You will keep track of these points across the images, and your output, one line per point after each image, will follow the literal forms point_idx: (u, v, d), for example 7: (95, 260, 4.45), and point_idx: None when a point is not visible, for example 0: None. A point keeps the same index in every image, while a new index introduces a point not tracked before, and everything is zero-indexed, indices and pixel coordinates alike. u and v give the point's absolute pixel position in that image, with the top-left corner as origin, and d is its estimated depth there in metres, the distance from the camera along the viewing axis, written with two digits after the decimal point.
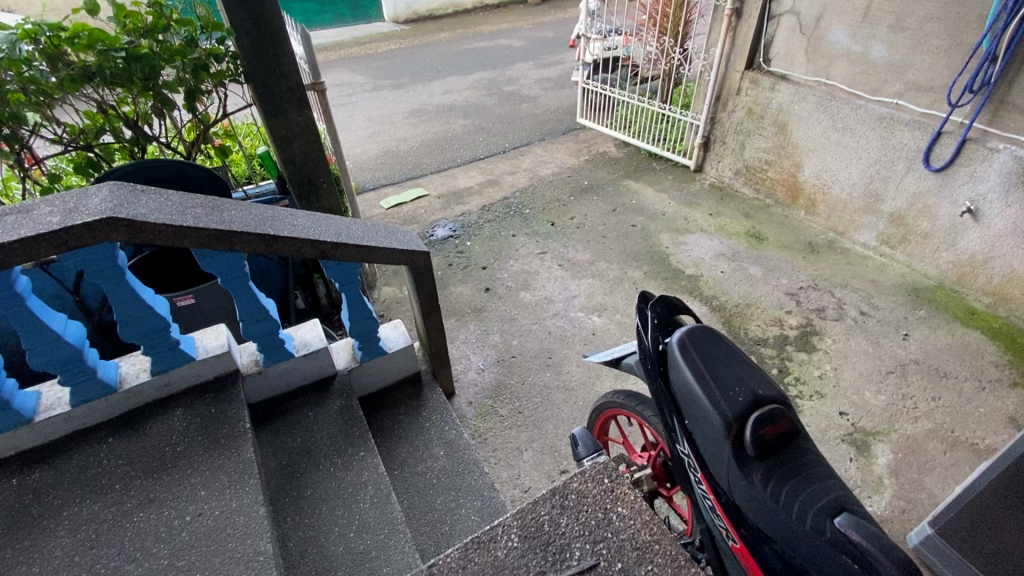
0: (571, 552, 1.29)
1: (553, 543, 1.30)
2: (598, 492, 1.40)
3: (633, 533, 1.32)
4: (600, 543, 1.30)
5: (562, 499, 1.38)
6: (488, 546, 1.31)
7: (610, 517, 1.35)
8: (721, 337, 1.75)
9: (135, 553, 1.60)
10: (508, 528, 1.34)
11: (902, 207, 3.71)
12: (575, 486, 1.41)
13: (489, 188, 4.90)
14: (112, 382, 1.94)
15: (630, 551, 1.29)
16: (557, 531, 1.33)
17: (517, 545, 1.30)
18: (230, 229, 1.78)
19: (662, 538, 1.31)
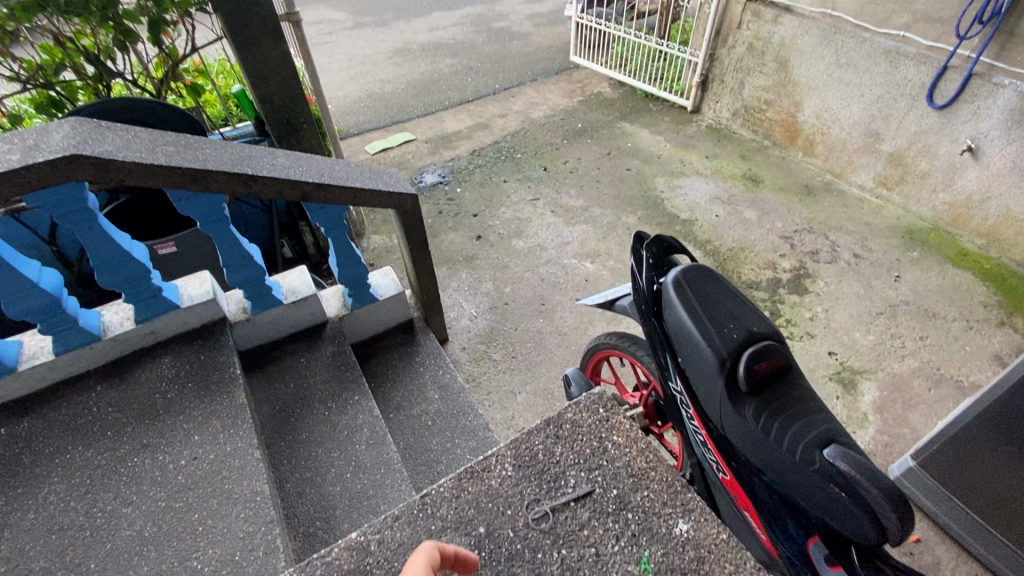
0: (566, 480, 1.31)
1: (548, 471, 1.32)
2: (592, 422, 1.41)
3: (628, 460, 1.33)
4: (595, 470, 1.32)
5: (557, 429, 1.40)
6: (481, 475, 1.32)
7: (606, 445, 1.36)
8: (717, 276, 1.71)
9: (131, 497, 1.61)
10: (502, 458, 1.35)
11: (902, 146, 3.62)
12: (570, 416, 1.42)
13: (478, 132, 4.73)
14: (95, 330, 1.89)
15: (625, 478, 1.30)
16: (552, 459, 1.34)
17: (512, 474, 1.31)
18: (204, 168, 1.69)
19: (658, 466, 1.32)
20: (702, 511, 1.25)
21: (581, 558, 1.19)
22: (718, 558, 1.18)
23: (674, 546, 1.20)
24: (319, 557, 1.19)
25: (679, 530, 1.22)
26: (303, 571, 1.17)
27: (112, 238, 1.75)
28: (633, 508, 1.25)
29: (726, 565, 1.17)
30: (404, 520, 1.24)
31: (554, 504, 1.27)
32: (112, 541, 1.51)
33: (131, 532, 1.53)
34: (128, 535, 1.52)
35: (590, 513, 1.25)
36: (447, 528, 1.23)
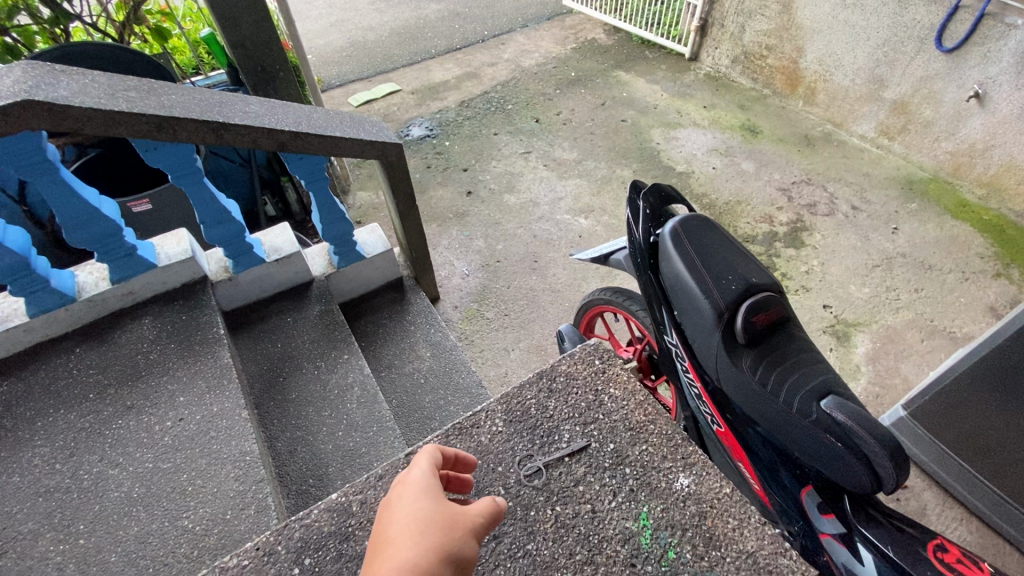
0: (560, 434, 1.29)
1: (541, 426, 1.30)
2: (588, 374, 1.40)
3: (626, 413, 1.31)
4: (590, 425, 1.30)
5: (550, 382, 1.38)
6: (471, 431, 1.31)
7: (602, 398, 1.34)
8: (716, 226, 1.64)
9: (118, 458, 1.58)
10: (492, 413, 1.34)
11: (906, 94, 3.50)
12: (564, 368, 1.41)
13: (467, 82, 4.52)
14: (69, 291, 1.81)
15: (623, 432, 1.28)
16: (545, 414, 1.32)
17: (503, 429, 1.30)
18: (170, 115, 1.57)
19: (658, 418, 1.30)
20: (704, 465, 1.23)
21: (577, 514, 1.17)
22: (721, 512, 1.16)
23: (674, 501, 1.18)
24: (298, 520, 1.18)
25: (680, 484, 1.20)
26: (282, 533, 1.16)
27: (79, 193, 1.64)
28: (630, 463, 1.24)
29: (729, 519, 1.15)
30: (388, 479, 1.22)
31: (548, 459, 1.25)
32: (101, 502, 1.49)
33: (120, 494, 1.50)
34: (117, 497, 1.50)
35: (586, 469, 1.23)
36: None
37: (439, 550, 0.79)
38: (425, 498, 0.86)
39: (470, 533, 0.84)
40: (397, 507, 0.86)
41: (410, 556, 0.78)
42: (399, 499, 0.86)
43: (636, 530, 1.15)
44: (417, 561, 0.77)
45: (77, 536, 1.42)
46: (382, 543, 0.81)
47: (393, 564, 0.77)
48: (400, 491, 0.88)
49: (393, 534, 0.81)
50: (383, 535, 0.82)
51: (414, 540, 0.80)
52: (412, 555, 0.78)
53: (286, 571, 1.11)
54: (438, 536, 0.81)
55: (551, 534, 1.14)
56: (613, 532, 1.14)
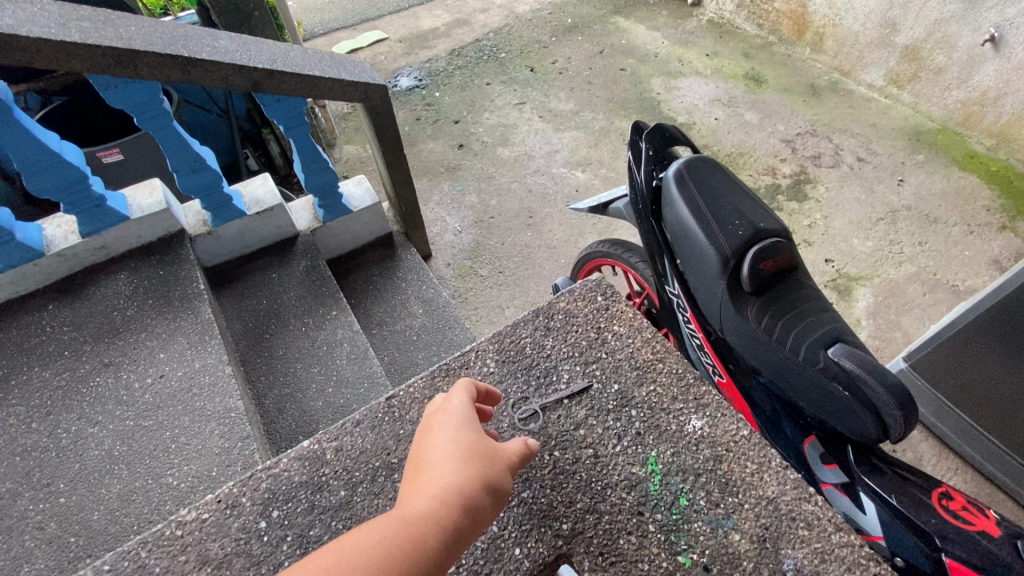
0: (559, 374, 1.26)
1: (538, 366, 1.27)
2: (590, 311, 1.36)
3: (632, 351, 1.28)
4: (592, 364, 1.27)
5: (547, 321, 1.35)
6: (459, 373, 1.28)
7: (605, 336, 1.31)
8: (723, 168, 1.55)
9: (97, 416, 1.52)
10: (483, 353, 1.31)
11: (919, 38, 3.31)
12: (563, 306, 1.38)
13: (458, 29, 4.28)
14: (36, 245, 1.70)
15: (629, 371, 1.25)
16: (542, 354, 1.29)
17: (494, 369, 1.28)
18: (129, 47, 1.42)
19: (666, 357, 1.26)
20: (718, 407, 1.19)
21: (577, 460, 1.13)
22: (738, 456, 1.12)
23: (685, 444, 1.14)
24: (265, 470, 1.15)
25: (691, 427, 1.16)
26: (246, 484, 1.13)
27: (40, 137, 1.51)
28: (636, 404, 1.20)
29: (747, 463, 1.11)
30: (365, 425, 1.21)
31: (545, 401, 1.22)
32: (81, 461, 1.44)
33: (100, 452, 1.45)
34: (97, 455, 1.45)
35: (587, 412, 1.20)
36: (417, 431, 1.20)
37: (480, 478, 0.83)
38: (466, 429, 0.89)
39: (507, 466, 0.88)
40: (437, 433, 0.89)
41: (452, 481, 0.81)
42: (440, 426, 0.89)
43: (644, 476, 1.11)
44: (458, 486, 0.81)
45: (58, 495, 1.38)
46: (423, 466, 0.85)
47: (436, 486, 0.80)
48: (440, 420, 0.90)
49: (437, 457, 0.85)
50: (425, 458, 0.85)
51: (456, 467, 0.83)
52: (455, 480, 0.81)
53: (252, 525, 1.09)
54: (480, 466, 0.85)
55: (549, 481, 1.11)
56: (618, 479, 1.11)
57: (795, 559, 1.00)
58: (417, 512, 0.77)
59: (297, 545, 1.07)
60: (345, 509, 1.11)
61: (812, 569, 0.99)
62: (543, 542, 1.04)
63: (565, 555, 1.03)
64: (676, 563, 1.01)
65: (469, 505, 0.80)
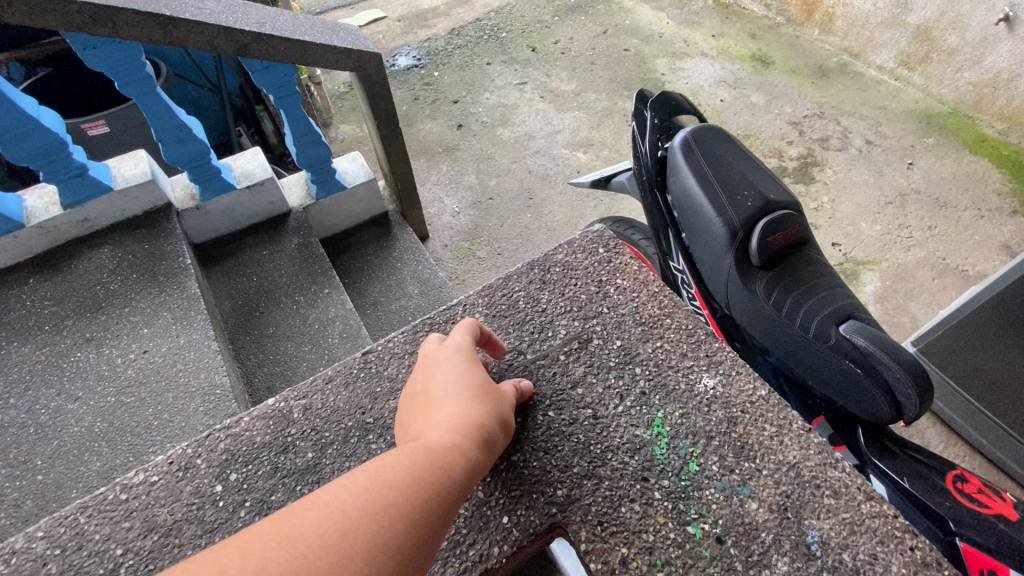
0: (556, 330, 1.21)
1: (534, 321, 1.23)
2: (591, 264, 1.32)
3: (636, 307, 1.23)
4: (592, 320, 1.22)
5: (543, 275, 1.31)
6: (445, 328, 1.24)
7: (607, 290, 1.26)
8: (731, 138, 1.48)
9: (77, 392, 1.46)
10: (472, 307, 1.27)
11: (931, 18, 3.21)
12: (561, 259, 1.33)
13: (458, 8, 4.17)
14: (16, 216, 1.64)
15: (633, 327, 1.20)
16: (537, 309, 1.25)
17: (484, 323, 1.24)
18: (107, 4, 1.35)
19: (674, 313, 1.21)
20: (732, 366, 1.14)
21: (575, 422, 1.08)
22: (754, 419, 1.07)
23: (696, 405, 1.09)
24: (225, 429, 1.10)
25: (703, 386, 1.11)
26: (202, 445, 1.09)
27: (17, 101, 1.44)
28: (641, 362, 1.15)
29: (765, 427, 1.06)
30: (336, 383, 1.16)
31: (540, 357, 1.17)
32: (59, 438, 1.38)
33: (80, 429, 1.40)
34: (77, 432, 1.39)
35: (586, 369, 1.15)
36: (395, 389, 1.15)
37: (493, 411, 0.85)
38: (473, 367, 0.91)
39: (511, 405, 0.92)
40: (445, 369, 0.89)
41: (471, 415, 0.83)
42: (448, 363, 0.90)
43: (649, 439, 1.06)
44: (477, 417, 0.82)
45: (35, 472, 1.33)
46: (436, 400, 0.85)
47: (454, 418, 0.81)
48: (448, 358, 0.91)
49: (451, 390, 0.86)
50: (438, 393, 0.86)
51: (471, 402, 0.84)
52: (474, 413, 0.83)
53: (207, 489, 1.04)
54: (492, 402, 0.87)
55: (543, 445, 1.05)
56: (620, 441, 1.05)
57: (820, 530, 0.95)
58: (441, 441, 0.77)
59: (257, 510, 1.01)
60: (316, 474, 1.05)
61: (839, 541, 0.93)
62: (535, 510, 0.99)
63: (560, 524, 0.98)
64: (686, 534, 0.95)
65: (487, 434, 0.82)
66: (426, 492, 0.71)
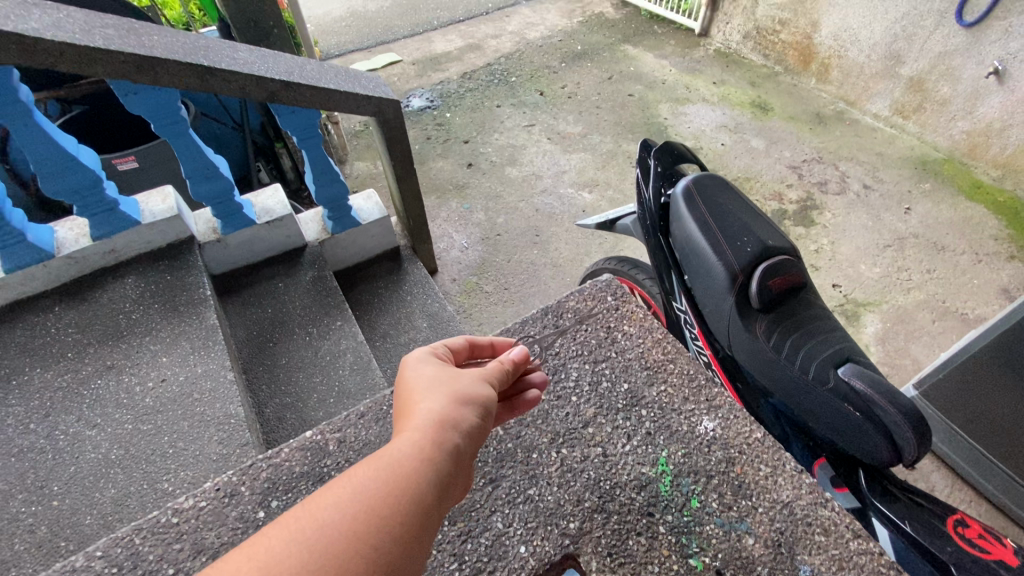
0: (567, 372, 1.26)
1: (547, 363, 1.28)
2: (600, 311, 1.37)
3: (641, 352, 1.28)
4: (600, 363, 1.27)
5: (556, 319, 1.36)
6: None
7: (614, 335, 1.31)
8: (731, 186, 1.56)
9: (96, 419, 1.50)
10: None
11: (923, 70, 3.36)
12: (572, 305, 1.39)
13: (470, 53, 4.38)
14: (47, 247, 1.72)
15: (639, 371, 1.25)
16: (550, 352, 1.30)
17: None
18: (151, 55, 1.46)
19: (677, 358, 1.26)
20: (731, 410, 1.18)
21: (585, 459, 1.12)
22: (751, 459, 1.10)
23: (697, 446, 1.13)
24: (267, 459, 1.14)
25: (703, 428, 1.15)
26: (246, 473, 1.12)
27: (58, 140, 1.53)
28: (645, 404, 1.19)
29: (760, 467, 1.09)
30: (369, 419, 1.21)
31: (553, 397, 1.22)
32: (76, 464, 1.41)
33: (96, 455, 1.43)
34: (93, 458, 1.43)
35: (595, 410, 1.19)
36: None
37: (453, 398, 0.81)
38: (433, 367, 0.88)
39: (483, 384, 0.86)
40: (406, 378, 0.87)
41: (431, 411, 0.78)
42: (410, 370, 0.87)
43: (655, 476, 1.09)
44: (434, 410, 0.78)
45: (51, 498, 1.36)
46: (399, 407, 0.83)
47: (415, 420, 0.77)
48: (410, 363, 0.89)
49: (412, 396, 0.82)
50: (401, 403, 0.82)
51: (431, 398, 0.80)
52: (434, 408, 0.78)
53: (250, 515, 1.07)
54: (457, 389, 0.83)
55: (556, 479, 1.09)
56: (627, 478, 1.08)
57: (812, 565, 0.97)
58: (394, 448, 0.73)
59: None
60: None
61: None
62: (549, 540, 1.02)
63: (572, 555, 1.00)
64: (688, 566, 0.98)
65: (449, 422, 0.78)
66: (377, 505, 0.66)
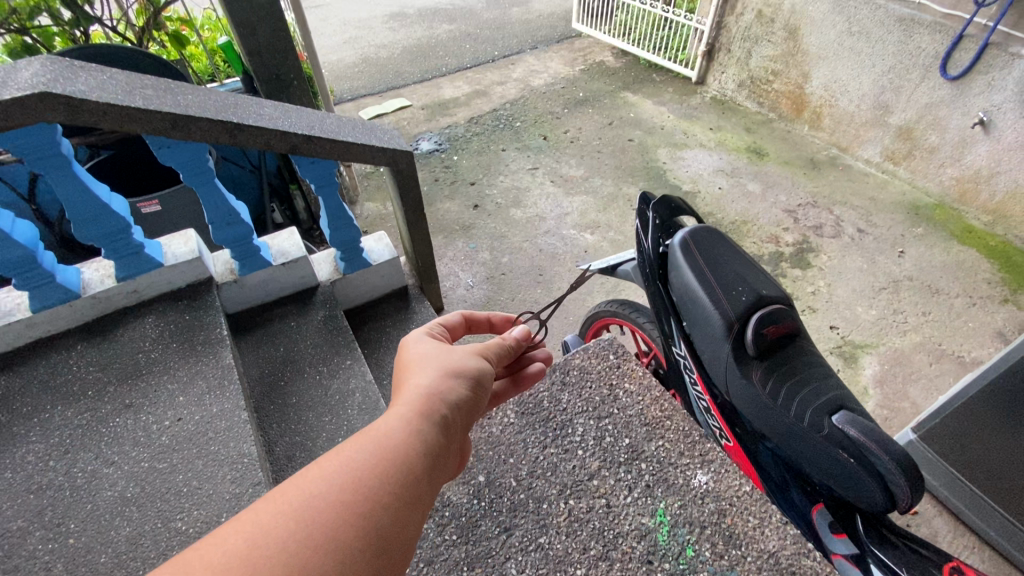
0: (573, 427, 1.31)
1: (554, 419, 1.33)
2: (603, 370, 1.42)
3: (641, 409, 1.33)
4: (604, 419, 1.32)
5: (563, 376, 1.42)
6: (481, 423, 1.33)
7: (616, 393, 1.37)
8: (725, 238, 1.64)
9: (113, 457, 1.55)
10: (504, 406, 1.37)
11: (911, 120, 3.51)
12: (577, 363, 1.44)
13: (477, 99, 4.58)
14: (74, 287, 1.80)
15: (638, 427, 1.30)
16: (558, 407, 1.35)
17: (514, 421, 1.33)
18: (185, 114, 1.57)
19: (675, 415, 1.31)
20: (723, 463, 1.23)
21: (590, 509, 1.16)
22: (741, 510, 1.15)
23: (691, 498, 1.17)
24: None
25: (697, 481, 1.20)
26: None
27: (92, 189, 1.63)
28: (646, 458, 1.24)
29: (749, 518, 1.14)
30: None
31: (561, 452, 1.27)
32: (93, 501, 1.45)
33: (112, 493, 1.47)
34: (110, 496, 1.47)
35: (600, 463, 1.24)
36: None
37: (443, 372, 0.89)
38: (428, 346, 0.98)
39: (471, 360, 0.95)
40: (404, 355, 0.97)
41: (421, 385, 0.87)
42: (408, 350, 0.97)
43: (653, 526, 1.13)
44: (425, 384, 0.87)
45: (67, 535, 1.39)
46: (397, 381, 0.92)
47: (406, 392, 0.85)
48: (408, 344, 1.00)
49: (407, 370, 0.92)
50: (397, 379, 0.91)
51: (423, 372, 0.89)
52: (425, 382, 0.87)
53: None
54: (448, 364, 0.92)
55: (564, 528, 1.14)
56: (628, 528, 1.13)
57: None
58: (384, 423, 0.78)
59: None
60: None
61: None
62: None
63: None
64: None
65: (437, 394, 0.85)
66: (365, 475, 0.69)
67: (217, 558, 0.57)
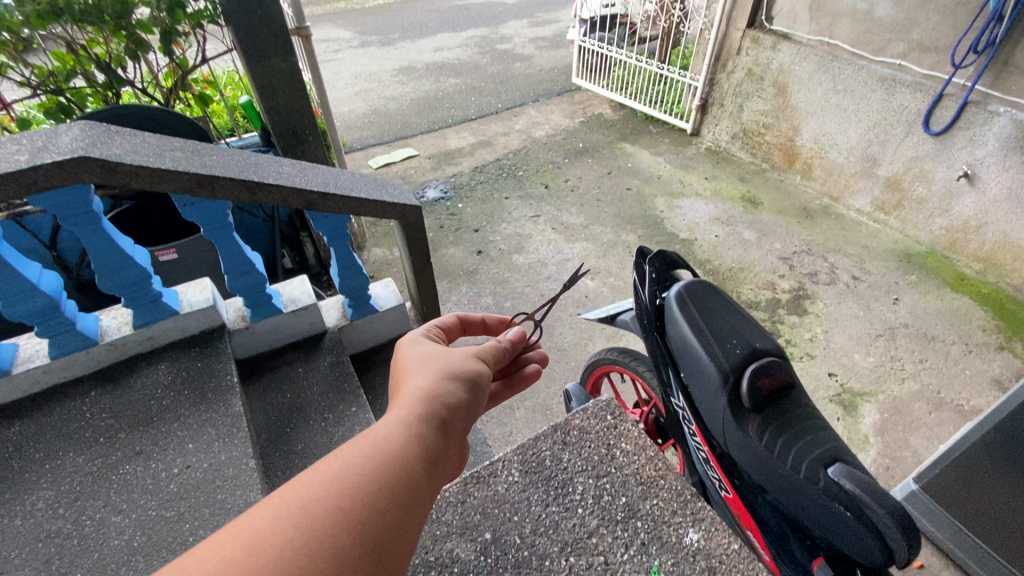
0: (573, 486, 1.33)
1: (555, 477, 1.35)
2: (600, 428, 1.45)
3: (637, 467, 1.36)
4: (603, 477, 1.34)
5: (564, 436, 1.44)
6: (488, 481, 1.36)
7: (613, 452, 1.39)
8: (719, 291, 1.72)
9: (122, 505, 1.57)
10: (508, 463, 1.39)
11: (898, 172, 3.65)
12: (577, 423, 1.47)
13: (481, 149, 4.78)
14: (92, 334, 1.86)
15: (635, 485, 1.32)
16: (559, 466, 1.37)
17: (518, 480, 1.35)
18: (210, 173, 1.67)
19: (668, 474, 1.35)
20: (713, 521, 1.26)
21: (590, 566, 1.19)
22: (730, 568, 1.18)
23: (684, 556, 1.20)
24: None
25: (690, 539, 1.23)
26: None
27: (117, 242, 1.73)
28: (642, 517, 1.27)
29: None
30: None
31: (563, 510, 1.29)
32: (100, 550, 1.47)
33: (120, 542, 1.49)
34: (117, 545, 1.48)
35: (599, 521, 1.26)
36: (432, 525, 1.27)
37: (440, 374, 0.93)
38: (425, 349, 1.02)
39: (467, 361, 0.99)
40: (401, 359, 1.00)
41: (419, 386, 0.90)
42: (405, 355, 1.01)
43: None
44: (423, 386, 0.90)
45: None
46: (396, 384, 0.95)
47: (404, 394, 0.88)
48: (406, 349, 1.04)
49: (406, 372, 0.96)
50: (394, 382, 0.95)
51: (420, 374, 0.93)
52: (421, 384, 0.90)
53: None
54: (445, 366, 0.96)
55: None
56: None
57: None
58: (382, 425, 0.81)
59: None
60: None
61: None
62: None
63: None
64: None
65: (435, 395, 0.88)
66: (362, 480, 0.71)
67: (214, 563, 0.58)
